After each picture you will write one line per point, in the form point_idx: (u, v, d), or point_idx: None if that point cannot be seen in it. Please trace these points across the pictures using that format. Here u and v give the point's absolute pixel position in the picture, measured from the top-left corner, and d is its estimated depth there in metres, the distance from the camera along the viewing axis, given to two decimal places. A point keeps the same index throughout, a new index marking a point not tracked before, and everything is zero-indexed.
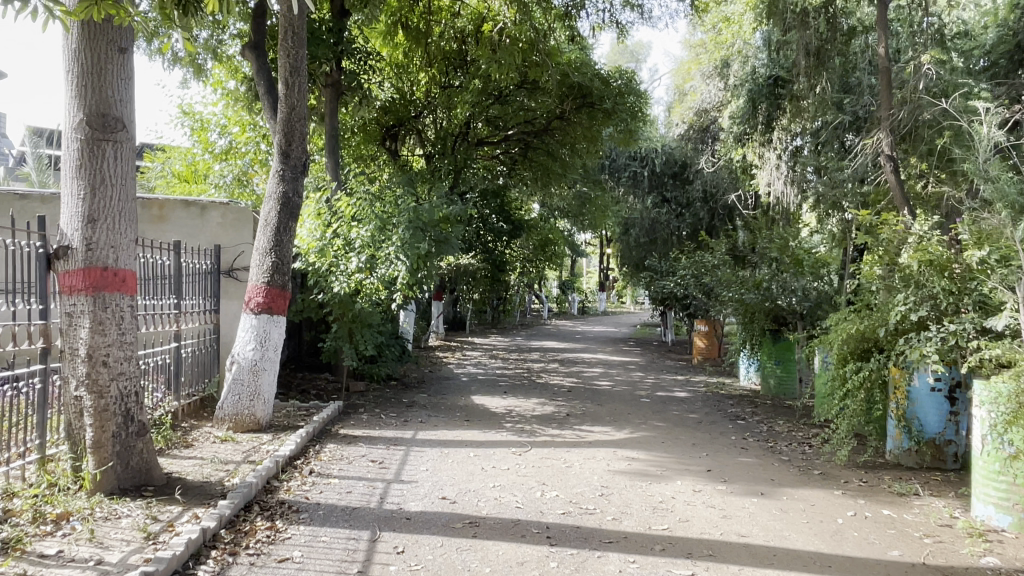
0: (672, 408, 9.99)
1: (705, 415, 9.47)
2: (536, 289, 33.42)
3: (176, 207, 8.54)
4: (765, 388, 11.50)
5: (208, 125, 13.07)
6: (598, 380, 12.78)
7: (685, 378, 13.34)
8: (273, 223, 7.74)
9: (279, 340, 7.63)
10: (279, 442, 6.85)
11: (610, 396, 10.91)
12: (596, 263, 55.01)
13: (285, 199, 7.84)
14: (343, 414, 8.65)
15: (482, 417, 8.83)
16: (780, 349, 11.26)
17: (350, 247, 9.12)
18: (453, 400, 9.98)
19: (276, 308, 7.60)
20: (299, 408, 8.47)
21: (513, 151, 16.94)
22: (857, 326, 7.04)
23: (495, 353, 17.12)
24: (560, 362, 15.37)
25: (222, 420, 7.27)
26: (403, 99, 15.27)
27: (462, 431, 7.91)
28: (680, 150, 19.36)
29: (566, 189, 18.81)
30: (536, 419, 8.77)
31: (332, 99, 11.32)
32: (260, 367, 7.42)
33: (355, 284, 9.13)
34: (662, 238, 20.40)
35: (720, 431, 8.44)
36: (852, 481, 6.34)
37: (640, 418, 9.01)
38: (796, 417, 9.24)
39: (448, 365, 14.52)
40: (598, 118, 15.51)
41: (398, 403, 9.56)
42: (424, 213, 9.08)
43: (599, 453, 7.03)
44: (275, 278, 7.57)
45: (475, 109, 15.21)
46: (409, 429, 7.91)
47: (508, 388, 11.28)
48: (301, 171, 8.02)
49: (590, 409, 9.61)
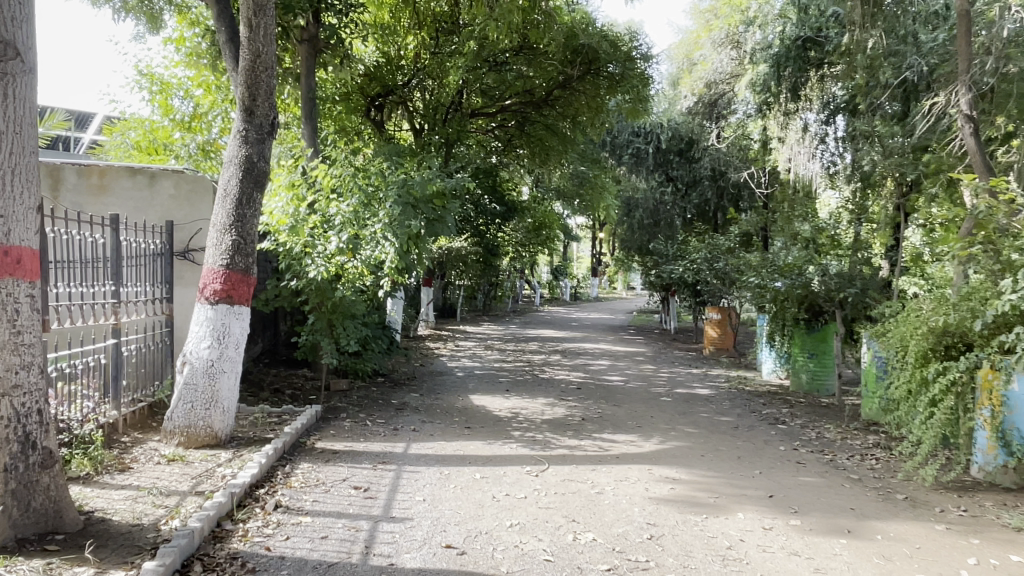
0: (699, 408, 8.75)
1: (739, 418, 8.25)
2: (527, 273, 32.04)
3: (120, 174, 7.19)
4: (796, 384, 10.31)
5: (171, 89, 11.54)
6: (607, 374, 11.55)
7: (702, 371, 12.11)
8: (233, 193, 6.41)
9: (242, 336, 6.30)
10: (240, 464, 5.53)
11: (626, 394, 9.67)
12: (588, 248, 53.71)
13: (248, 165, 6.52)
14: (321, 421, 7.34)
15: (485, 423, 7.56)
16: (816, 340, 10.03)
17: (328, 224, 7.76)
18: (450, 401, 8.70)
19: (238, 297, 6.26)
20: (269, 416, 7.15)
21: (508, 124, 15.64)
22: (943, 320, 5.89)
23: (490, 343, 15.84)
24: (561, 354, 14.12)
25: (172, 434, 5.96)
26: (391, 64, 13.80)
27: (463, 442, 6.65)
28: (687, 125, 18.02)
29: (565, 166, 17.46)
30: (547, 425, 7.51)
31: (308, 57, 9.99)
32: (217, 370, 6.10)
33: (336, 267, 7.78)
34: (666, 220, 19.17)
35: (763, 439, 7.21)
36: (950, 510, 5.15)
37: (668, 423, 7.76)
38: (846, 422, 8.04)
39: (440, 357, 13.22)
40: (604, 85, 14.21)
41: (386, 406, 8.26)
42: (417, 186, 7.84)
43: (631, 472, 5.78)
44: (236, 259, 6.22)
45: (469, 76, 13.82)
46: (400, 441, 6.63)
47: (510, 386, 9.99)
48: (269, 132, 6.71)
49: (607, 411, 8.37)
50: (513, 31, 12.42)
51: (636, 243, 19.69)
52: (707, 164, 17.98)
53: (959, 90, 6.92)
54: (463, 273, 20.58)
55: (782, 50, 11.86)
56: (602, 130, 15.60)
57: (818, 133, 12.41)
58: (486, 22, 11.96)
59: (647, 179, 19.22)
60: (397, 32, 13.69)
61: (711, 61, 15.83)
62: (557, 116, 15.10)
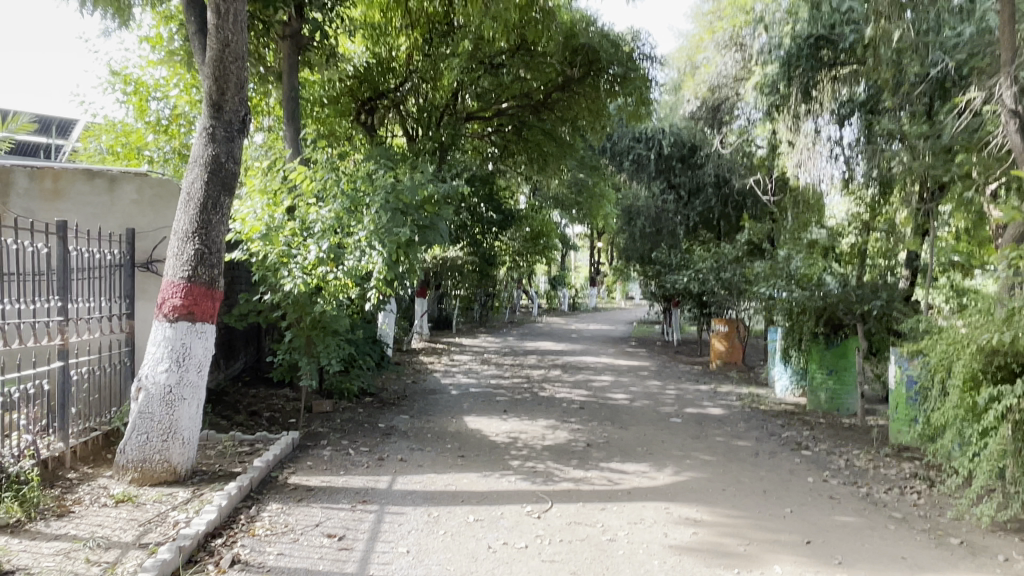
0: (712, 431, 8.05)
1: (757, 442, 7.55)
2: (524, 283, 31.38)
3: (77, 178, 6.51)
4: (814, 403, 9.63)
5: (148, 90, 10.82)
6: (611, 391, 10.85)
7: (711, 388, 11.43)
8: (198, 197, 5.74)
9: (205, 357, 5.60)
10: (197, 507, 4.83)
11: (632, 414, 8.98)
12: (586, 258, 53.15)
13: (215, 165, 5.85)
14: (299, 450, 6.64)
15: (480, 450, 6.87)
16: (835, 357, 9.33)
17: (308, 232, 7.09)
18: (442, 424, 8.00)
19: (200, 314, 5.56)
20: (239, 445, 6.43)
21: (505, 129, 15.05)
22: (994, 338, 5.18)
23: (486, 357, 15.13)
24: (561, 369, 13.41)
25: (125, 469, 5.27)
26: (381, 65, 13.17)
27: (455, 475, 5.96)
28: (690, 131, 17.40)
29: (564, 173, 16.82)
30: (549, 453, 6.82)
31: (291, 54, 9.19)
32: (176, 397, 5.40)
33: (316, 280, 7.08)
34: (668, 228, 18.50)
35: (788, 468, 6.51)
36: (1014, 559, 4.47)
37: (681, 450, 7.06)
38: (875, 447, 7.36)
39: (433, 372, 12.52)
40: (605, 86, 13.59)
41: (372, 430, 7.55)
42: (407, 191, 7.23)
43: (646, 513, 5.07)
44: (199, 270, 5.54)
45: (464, 78, 13.16)
46: (384, 474, 5.93)
47: (508, 405, 9.29)
48: (239, 129, 6.06)
49: (614, 435, 7.66)
50: (510, 30, 11.77)
51: (638, 252, 19.06)
52: (711, 170, 17.38)
53: (1001, 83, 6.26)
54: (458, 284, 19.86)
55: (793, 49, 11.24)
56: (603, 135, 14.97)
57: (832, 138, 11.75)
58: (480, 20, 11.33)
59: (648, 186, 18.68)
60: (387, 32, 12.96)
61: (715, 63, 15.18)
62: (555, 120, 14.53)
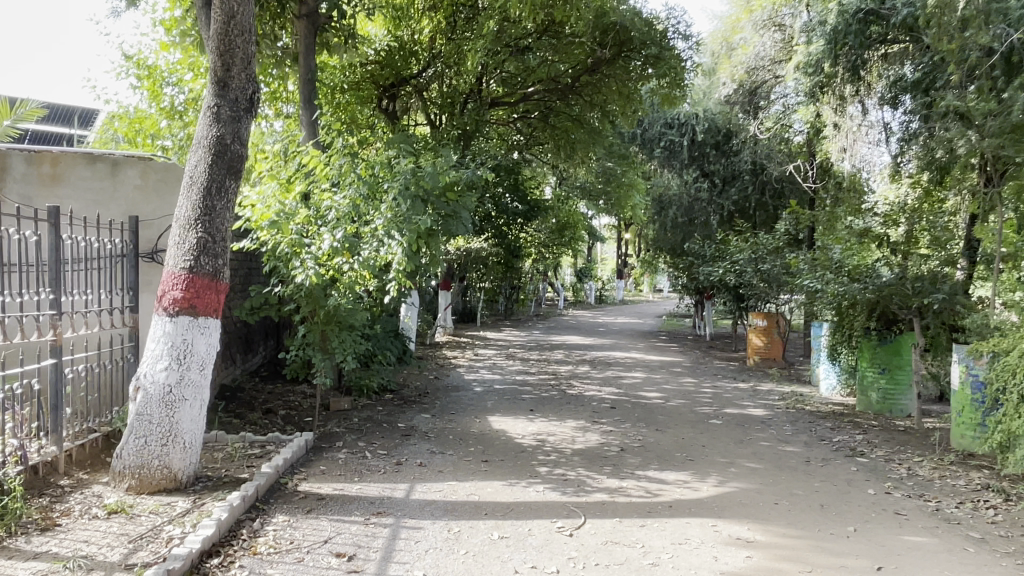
0: (756, 434, 7.46)
1: (807, 448, 6.95)
2: (551, 276, 30.82)
3: (78, 163, 6.16)
4: (864, 403, 8.97)
5: (162, 75, 10.49)
6: (644, 389, 10.29)
7: (750, 386, 10.82)
8: (201, 181, 5.30)
9: (209, 354, 5.17)
10: (196, 519, 4.40)
11: (668, 415, 8.42)
12: (613, 251, 52.37)
13: (219, 146, 5.40)
14: (313, 452, 6.21)
15: (506, 454, 6.38)
16: (887, 354, 8.67)
17: (322, 220, 6.58)
18: (464, 425, 7.51)
19: (204, 307, 5.14)
20: (248, 448, 6.01)
21: (532, 115, 14.56)
22: None
23: (512, 352, 14.65)
24: (591, 364, 12.87)
25: (122, 475, 4.88)
26: (404, 49, 12.73)
27: (478, 483, 5.47)
28: (725, 116, 16.68)
29: (593, 160, 16.22)
30: (581, 458, 6.30)
31: (307, 34, 8.77)
32: (177, 398, 4.98)
33: (331, 271, 6.53)
34: (702, 218, 17.88)
35: (845, 479, 5.90)
36: None
37: (723, 456, 6.49)
38: (937, 454, 6.72)
39: (457, 368, 12.06)
40: (636, 69, 12.98)
41: (391, 431, 7.10)
42: (428, 177, 6.68)
43: (690, 531, 4.53)
44: (201, 260, 5.10)
45: (489, 62, 12.63)
46: (402, 481, 5.46)
47: (536, 404, 8.79)
48: (246, 108, 5.60)
49: (649, 438, 7.13)
50: (537, 9, 11.18)
51: (669, 243, 18.56)
52: (747, 156, 16.64)
53: None
54: (484, 276, 19.39)
55: (839, 26, 10.53)
56: (634, 120, 14.36)
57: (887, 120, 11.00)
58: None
59: (680, 174, 17.95)
60: (410, 16, 12.66)
61: (753, 44, 14.58)
62: (584, 105, 13.94)
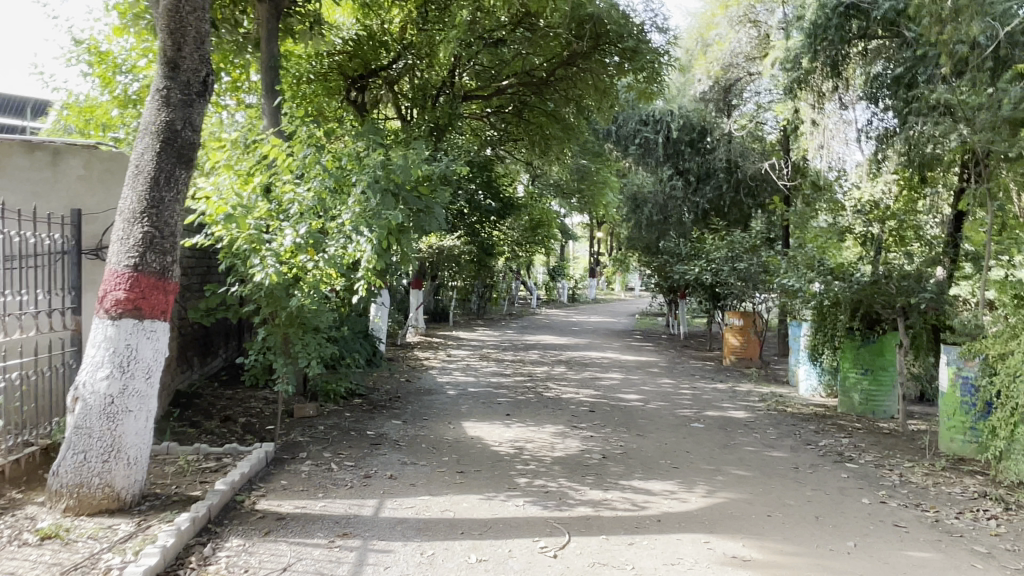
0: (740, 439, 7.19)
1: (794, 453, 6.70)
2: (523, 275, 30.50)
3: (13, 151, 5.62)
4: (847, 406, 8.76)
5: (115, 61, 9.92)
6: (622, 391, 10.00)
7: (729, 386, 10.60)
8: (148, 171, 4.84)
9: (156, 360, 4.71)
10: (140, 544, 3.95)
11: (648, 418, 8.13)
12: (585, 250, 52.23)
13: (169, 133, 4.95)
14: (274, 465, 5.77)
15: (482, 464, 6.02)
16: (871, 354, 8.54)
17: (285, 214, 6.17)
18: (437, 432, 7.11)
19: (150, 309, 4.67)
20: (202, 463, 5.55)
21: (506, 109, 14.22)
22: None
23: (485, 352, 14.26)
24: (566, 365, 12.54)
25: (58, 495, 4.40)
26: (373, 39, 12.29)
27: (453, 497, 5.10)
28: (700, 113, 16.54)
29: (568, 157, 15.93)
30: (561, 467, 5.97)
31: (270, 17, 8.27)
32: (120, 409, 4.52)
33: (293, 269, 6.07)
34: (676, 216, 17.54)
35: (837, 487, 5.64)
36: None
37: (710, 463, 6.20)
38: (927, 459, 6.51)
39: (429, 369, 11.65)
40: (613, 63, 12.65)
41: (359, 440, 6.69)
42: (399, 171, 6.42)
43: (683, 550, 4.21)
44: (148, 257, 4.64)
45: (462, 54, 12.24)
46: (371, 497, 5.06)
47: (511, 408, 8.43)
48: (200, 92, 5.15)
49: (631, 444, 6.81)
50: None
51: (643, 241, 18.20)
52: (722, 154, 16.42)
53: None
54: (456, 275, 18.96)
55: (819, 20, 10.37)
56: (610, 116, 14.06)
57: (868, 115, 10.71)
58: None
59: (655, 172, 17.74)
60: (381, 4, 12.15)
61: (728, 40, 14.43)
62: (559, 100, 13.62)
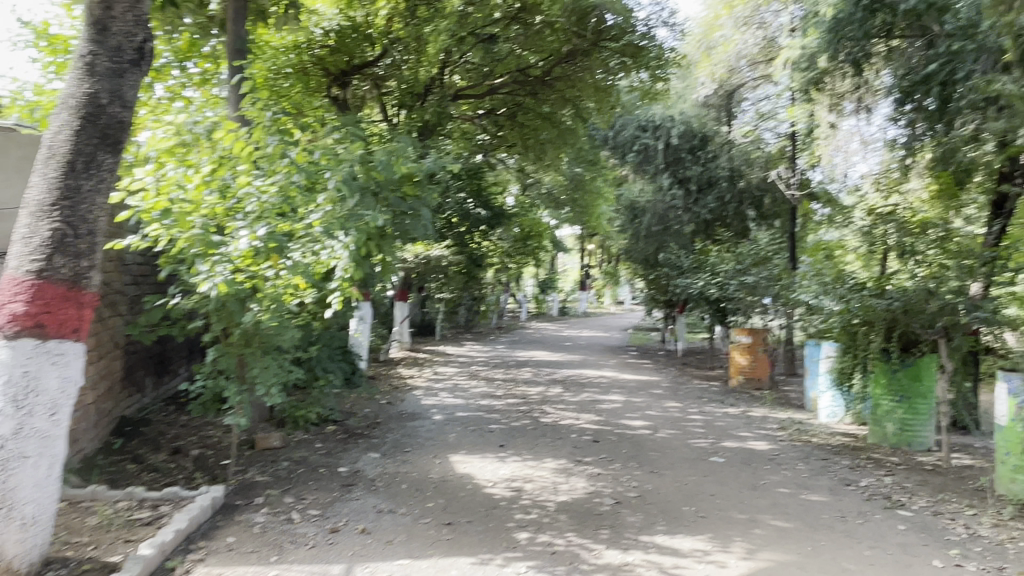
0: (769, 478, 6.27)
1: (836, 498, 5.79)
2: (513, 287, 29.58)
3: None
4: (880, 436, 7.92)
5: (67, 45, 8.91)
6: (625, 415, 9.08)
7: (742, 411, 9.71)
8: (61, 153, 3.86)
9: (65, 393, 3.75)
10: None
11: (660, 451, 7.18)
12: (574, 262, 51.44)
13: (92, 108, 3.97)
14: (223, 516, 4.79)
15: (474, 511, 5.07)
16: (905, 380, 7.69)
17: (241, 213, 5.16)
18: (420, 469, 6.14)
19: (57, 327, 3.70)
20: (132, 514, 4.53)
21: (498, 111, 13.37)
22: None
23: (474, 370, 13.28)
24: (562, 385, 11.58)
25: None
26: (357, 31, 11.45)
27: (439, 561, 4.13)
28: (702, 119, 15.79)
29: (563, 164, 15.09)
30: (569, 516, 5.02)
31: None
32: (12, 455, 3.54)
33: (252, 280, 5.04)
34: (676, 226, 16.51)
35: (898, 544, 4.72)
36: None
37: (742, 512, 5.27)
38: (991, 504, 5.61)
39: (413, 390, 10.66)
40: (616, 63, 11.83)
41: (329, 479, 5.71)
42: (381, 166, 5.95)
43: None
44: (56, 261, 3.68)
45: (453, 49, 11.35)
46: (337, 562, 4.08)
47: (506, 438, 7.48)
48: (133, 61, 4.18)
49: (646, 486, 5.87)
50: None
51: (640, 254, 16.99)
52: (724, 162, 15.65)
53: None
54: (443, 287, 17.97)
55: (841, 13, 9.53)
56: (610, 118, 13.25)
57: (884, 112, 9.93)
58: None
59: (654, 180, 16.81)
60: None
61: (733, 42, 13.58)
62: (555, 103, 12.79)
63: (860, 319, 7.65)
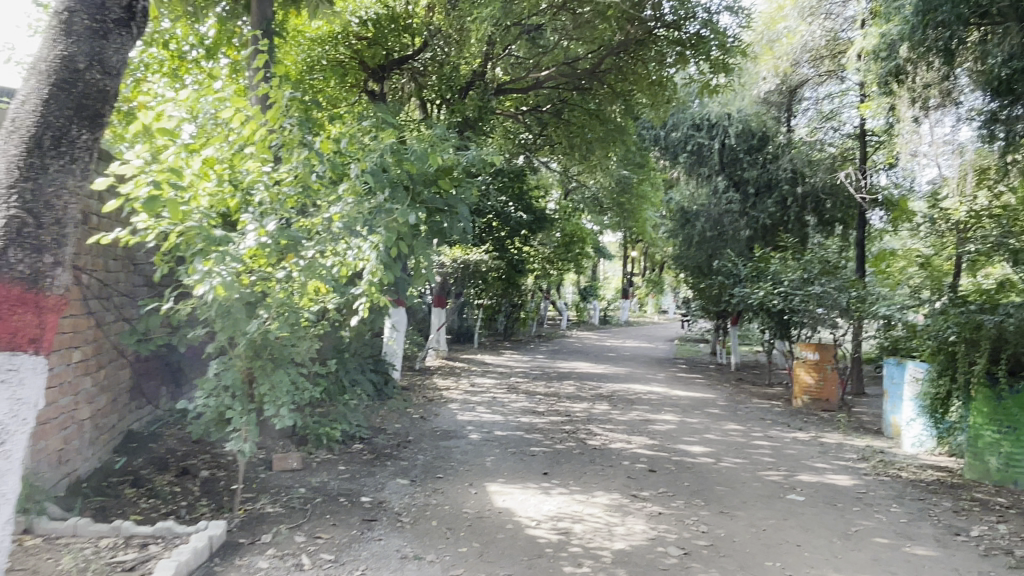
0: (862, 524, 5.31)
1: (948, 553, 4.82)
2: (554, 294, 28.74)
3: None
4: (977, 472, 6.68)
5: None
6: (683, 439, 8.16)
7: (813, 437, 8.70)
8: (24, 129, 3.19)
9: (18, 419, 3.18)
10: None
11: (728, 484, 6.27)
12: (616, 270, 50.31)
13: (66, 76, 3.27)
14: (221, 558, 4.08)
15: (516, 561, 4.25)
16: (1013, 408, 6.40)
17: (251, 205, 4.51)
18: (453, 501, 5.35)
19: (9, 338, 3.09)
20: (115, 556, 3.86)
21: (544, 108, 12.61)
22: None
23: (513, 382, 12.45)
24: (610, 402, 10.68)
25: None
26: (395, 22, 10.82)
27: None
28: (759, 119, 14.74)
29: (611, 165, 14.25)
30: (629, 572, 4.17)
31: None
32: None
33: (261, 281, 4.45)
34: (731, 232, 15.50)
35: None
36: None
37: (838, 571, 4.36)
38: None
39: (449, 403, 9.90)
40: (674, 53, 10.91)
41: (349, 512, 4.97)
42: (415, 157, 5.14)
43: None
44: (11, 257, 3.04)
45: (497, 39, 10.56)
46: None
47: (550, 464, 6.64)
48: (120, 20, 3.44)
49: (718, 531, 4.98)
50: None
51: (693, 261, 16.21)
52: (786, 163, 14.49)
53: None
54: (482, 293, 17.24)
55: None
56: (664, 115, 12.38)
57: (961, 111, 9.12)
58: None
59: (708, 183, 15.88)
60: None
61: (797, 33, 12.55)
62: (604, 98, 11.99)
63: (961, 337, 6.71)
